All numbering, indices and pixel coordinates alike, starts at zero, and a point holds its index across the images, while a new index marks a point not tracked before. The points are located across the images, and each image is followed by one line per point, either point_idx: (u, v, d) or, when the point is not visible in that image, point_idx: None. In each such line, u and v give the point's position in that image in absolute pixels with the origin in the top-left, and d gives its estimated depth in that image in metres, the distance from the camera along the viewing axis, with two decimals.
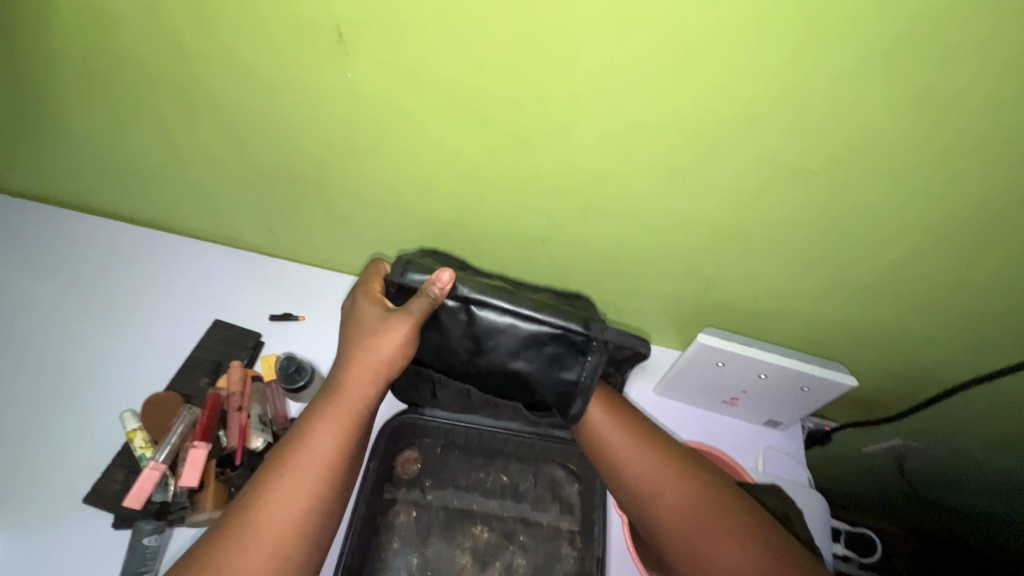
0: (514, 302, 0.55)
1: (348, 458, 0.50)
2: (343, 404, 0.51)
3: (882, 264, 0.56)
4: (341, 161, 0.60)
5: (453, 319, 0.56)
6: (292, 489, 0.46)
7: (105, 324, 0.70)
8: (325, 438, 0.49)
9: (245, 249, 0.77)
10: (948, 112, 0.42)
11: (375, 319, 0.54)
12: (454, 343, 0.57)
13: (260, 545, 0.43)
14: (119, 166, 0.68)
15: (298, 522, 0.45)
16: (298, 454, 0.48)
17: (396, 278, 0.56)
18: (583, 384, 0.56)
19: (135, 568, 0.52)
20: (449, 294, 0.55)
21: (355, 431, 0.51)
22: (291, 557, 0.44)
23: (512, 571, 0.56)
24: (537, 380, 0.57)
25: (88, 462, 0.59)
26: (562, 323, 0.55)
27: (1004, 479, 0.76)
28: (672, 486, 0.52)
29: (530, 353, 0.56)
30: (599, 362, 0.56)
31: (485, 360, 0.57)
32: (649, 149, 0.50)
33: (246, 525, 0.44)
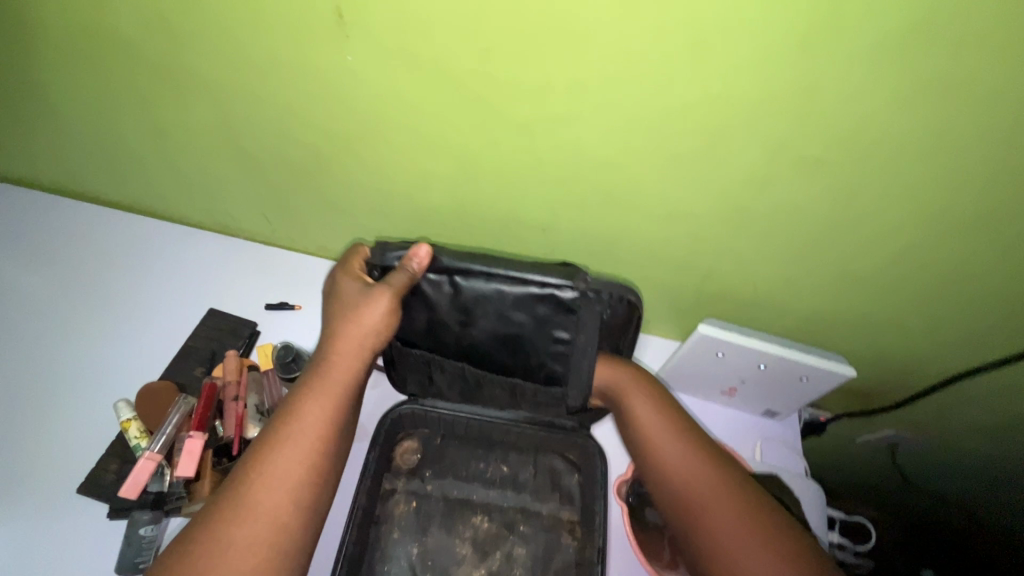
0: (497, 266, 0.55)
1: (339, 428, 0.50)
2: (331, 377, 0.52)
3: (884, 255, 0.56)
4: (339, 147, 0.58)
5: (438, 291, 0.56)
6: (285, 461, 0.46)
7: (97, 313, 0.69)
8: (315, 411, 0.49)
9: (238, 236, 0.76)
10: (958, 102, 0.42)
11: (356, 295, 0.55)
12: (442, 316, 0.58)
13: (255, 518, 0.43)
14: (108, 151, 0.66)
15: (293, 493, 0.45)
16: (289, 427, 0.48)
17: (378, 259, 0.56)
18: (577, 342, 0.56)
19: (132, 560, 0.51)
20: (430, 266, 0.55)
21: (344, 402, 0.51)
22: (288, 526, 0.44)
23: (512, 560, 0.56)
24: (529, 343, 0.58)
25: (81, 452, 0.58)
26: (547, 281, 0.55)
27: (992, 464, 0.78)
28: (709, 489, 0.51)
29: (519, 315, 0.56)
30: (588, 317, 0.55)
31: (476, 328, 0.58)
32: (653, 138, 0.49)
33: (240, 499, 0.44)
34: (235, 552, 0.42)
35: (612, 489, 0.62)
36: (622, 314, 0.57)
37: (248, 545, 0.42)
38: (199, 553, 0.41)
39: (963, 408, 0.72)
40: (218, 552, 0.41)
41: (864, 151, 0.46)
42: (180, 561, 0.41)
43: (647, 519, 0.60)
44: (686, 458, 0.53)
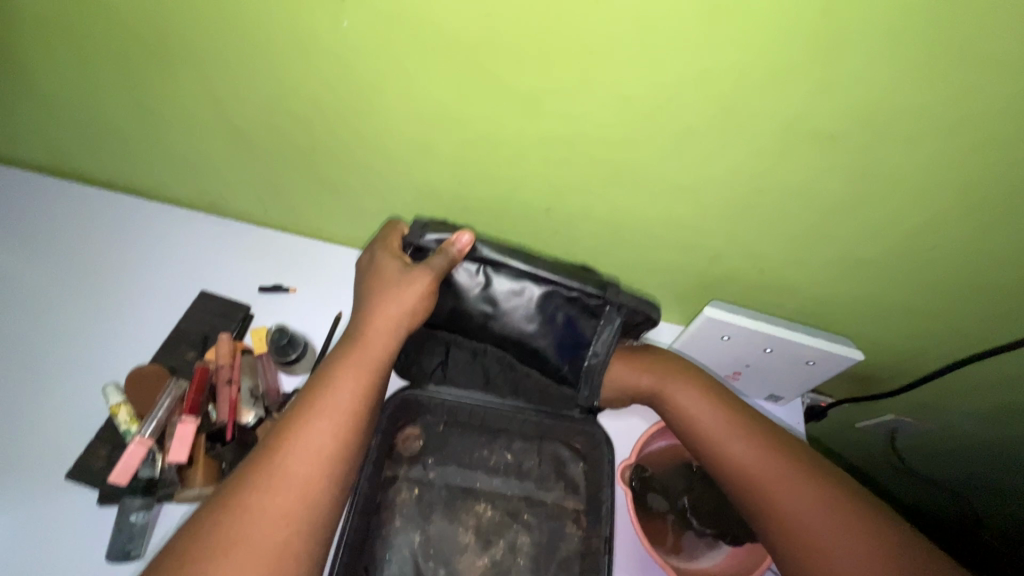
0: (530, 263, 0.56)
1: (371, 402, 0.48)
2: (366, 351, 0.50)
3: (896, 237, 0.54)
4: (336, 121, 0.56)
5: (470, 281, 0.57)
6: (319, 433, 0.44)
7: (85, 297, 0.67)
8: (349, 383, 0.48)
9: (231, 217, 0.74)
10: (985, 73, 0.40)
11: (394, 273, 0.53)
12: (469, 307, 0.58)
13: (286, 489, 0.41)
14: (94, 127, 0.64)
15: (322, 467, 0.43)
16: (322, 398, 0.46)
17: (415, 239, 0.55)
18: (597, 348, 0.57)
19: (123, 548, 0.50)
20: (468, 255, 0.55)
21: (376, 378, 0.49)
22: (320, 498, 0.42)
23: (516, 549, 0.55)
24: (549, 346, 0.58)
25: (69, 437, 0.57)
26: (578, 286, 0.55)
27: (992, 449, 0.78)
28: (773, 473, 0.49)
29: (543, 315, 0.57)
30: (612, 325, 0.57)
31: (501, 323, 0.58)
32: (666, 111, 0.47)
33: (274, 470, 0.42)
34: (263, 524, 0.40)
35: (617, 475, 0.60)
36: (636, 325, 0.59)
37: (280, 517, 0.40)
38: (226, 521, 0.39)
39: (967, 393, 0.72)
40: (246, 522, 0.39)
41: (888, 127, 0.44)
42: (205, 531, 0.39)
43: (650, 505, 0.59)
44: (749, 448, 0.51)
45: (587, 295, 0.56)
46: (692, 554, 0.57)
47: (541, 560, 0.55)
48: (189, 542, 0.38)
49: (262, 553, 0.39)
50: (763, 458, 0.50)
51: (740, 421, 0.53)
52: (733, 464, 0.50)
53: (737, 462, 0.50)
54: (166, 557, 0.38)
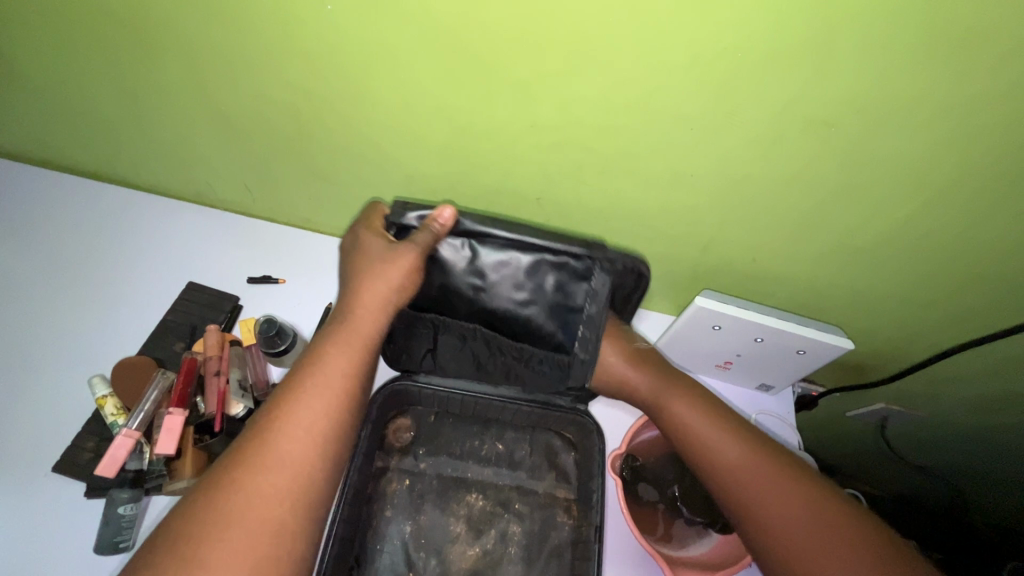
0: (514, 231, 0.54)
1: (361, 379, 0.48)
2: (354, 329, 0.50)
3: (887, 226, 0.54)
4: (323, 109, 0.55)
5: (456, 256, 0.55)
6: (311, 410, 0.44)
7: (70, 289, 0.66)
8: (340, 360, 0.47)
9: (219, 207, 0.73)
10: (976, 60, 0.39)
11: (379, 250, 0.53)
12: (457, 283, 0.56)
13: (282, 465, 0.41)
14: (75, 115, 0.63)
15: (317, 443, 0.43)
16: (312, 375, 0.46)
17: (396, 218, 0.54)
18: (589, 310, 0.55)
19: (112, 540, 0.49)
20: (452, 229, 0.54)
21: (366, 357, 0.49)
22: (313, 473, 0.42)
23: (508, 539, 0.55)
24: (542, 315, 0.56)
25: (56, 430, 0.56)
26: (565, 249, 0.54)
27: (977, 436, 0.80)
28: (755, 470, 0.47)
29: (533, 283, 0.55)
30: (603, 284, 0.55)
31: (490, 296, 0.56)
32: (657, 98, 0.46)
33: (265, 446, 0.41)
34: (259, 500, 0.39)
35: (609, 465, 0.59)
36: (631, 285, 0.57)
37: (273, 492, 0.40)
38: (221, 499, 0.38)
39: (955, 382, 0.72)
40: (242, 498, 0.39)
41: (880, 114, 0.44)
42: (200, 509, 0.38)
43: (640, 494, 0.60)
44: (716, 431, 0.50)
45: (575, 258, 0.54)
46: (683, 542, 0.57)
47: (532, 549, 0.55)
48: (182, 522, 0.37)
49: (258, 526, 0.38)
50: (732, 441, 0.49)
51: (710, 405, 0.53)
52: (701, 448, 0.51)
53: (704, 446, 0.50)
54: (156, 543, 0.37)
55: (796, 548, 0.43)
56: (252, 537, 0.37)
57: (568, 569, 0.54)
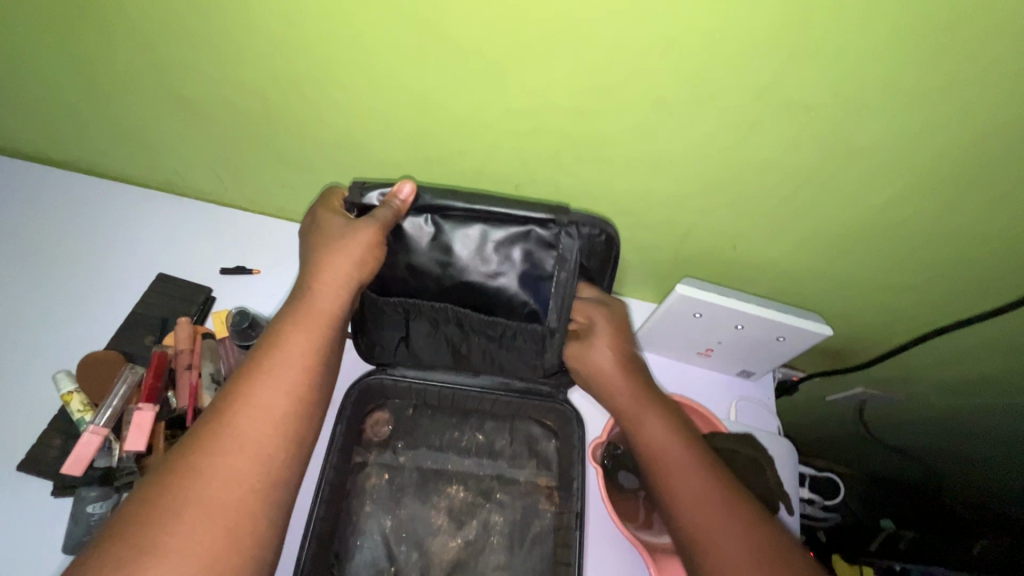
0: (474, 201, 0.51)
1: (325, 357, 0.46)
2: (315, 306, 0.47)
3: (866, 212, 0.54)
4: (291, 93, 0.53)
5: (419, 232, 0.52)
6: (269, 392, 0.42)
7: (34, 281, 0.63)
8: (301, 340, 0.45)
9: (190, 196, 0.71)
10: (954, 43, 0.39)
11: (337, 227, 0.49)
12: (423, 261, 0.54)
13: (242, 450, 0.39)
14: (30, 102, 0.60)
15: (277, 423, 0.41)
16: (271, 354, 0.44)
17: (355, 199, 0.51)
18: (559, 278, 0.54)
19: (79, 537, 0.48)
20: (412, 206, 0.51)
21: (329, 334, 0.47)
22: (274, 457, 0.40)
23: (490, 529, 0.55)
24: (513, 285, 0.54)
25: (21, 427, 0.54)
26: (528, 216, 0.51)
27: (946, 414, 0.83)
28: (679, 464, 0.49)
29: (502, 254, 0.53)
30: (570, 249, 0.52)
31: (459, 271, 0.54)
32: (637, 81, 0.45)
33: (221, 429, 0.39)
34: (220, 483, 0.37)
35: (589, 453, 0.59)
36: (600, 251, 0.54)
37: (231, 477, 0.38)
38: (178, 484, 0.36)
39: (928, 365, 0.74)
40: (203, 483, 0.37)
41: (858, 98, 0.43)
42: (159, 496, 0.36)
43: (621, 482, 0.59)
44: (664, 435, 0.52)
45: (540, 223, 0.52)
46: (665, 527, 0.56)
47: (515, 536, 0.55)
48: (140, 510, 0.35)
49: (216, 512, 0.36)
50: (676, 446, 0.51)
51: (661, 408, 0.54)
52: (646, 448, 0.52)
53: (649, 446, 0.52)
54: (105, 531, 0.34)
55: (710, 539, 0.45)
56: (212, 523, 0.35)
57: (550, 557, 0.54)
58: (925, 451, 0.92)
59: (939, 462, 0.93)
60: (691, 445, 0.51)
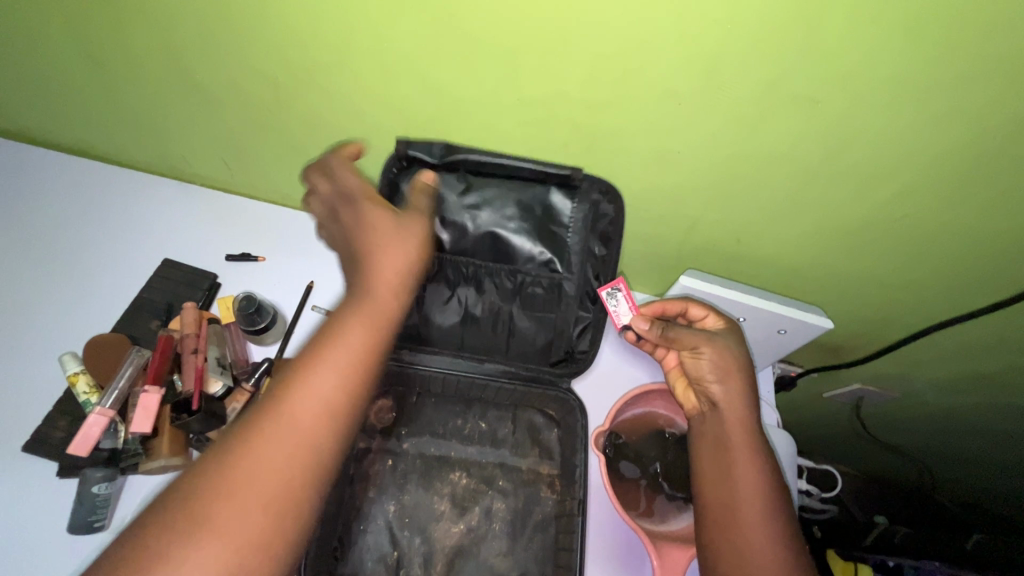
0: (503, 160, 0.55)
1: (385, 348, 0.40)
2: (381, 288, 0.41)
3: (870, 206, 0.54)
4: (301, 80, 0.53)
5: (451, 187, 0.57)
6: (321, 386, 0.36)
7: (40, 265, 0.63)
8: (361, 329, 0.39)
9: (197, 182, 0.71)
10: (965, 37, 0.39)
11: (387, 207, 0.45)
12: (453, 214, 0.58)
13: (276, 460, 0.33)
14: (41, 86, 0.60)
15: (328, 421, 0.35)
16: (328, 343, 0.38)
17: (400, 151, 0.55)
18: (575, 236, 0.58)
19: (85, 518, 0.48)
20: (449, 160, 0.55)
21: (390, 321, 0.41)
22: (322, 462, 0.35)
23: (492, 515, 0.56)
24: (532, 240, 0.58)
25: (28, 408, 0.54)
26: (551, 173, 0.55)
27: (943, 412, 0.84)
28: (749, 472, 0.49)
29: (524, 211, 0.58)
30: (587, 207, 0.57)
31: (485, 225, 0.58)
32: (646, 74, 0.45)
33: (268, 424, 0.34)
34: (260, 487, 0.32)
35: (592, 441, 0.57)
36: (612, 224, 0.58)
37: (273, 480, 0.33)
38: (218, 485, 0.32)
39: (927, 362, 0.74)
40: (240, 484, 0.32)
41: (867, 91, 0.44)
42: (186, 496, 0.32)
43: (621, 471, 0.59)
44: (757, 470, 0.50)
45: (561, 181, 0.56)
46: (664, 516, 0.57)
47: (516, 524, 0.55)
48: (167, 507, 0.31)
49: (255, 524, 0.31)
50: (766, 488, 0.49)
51: (766, 444, 0.52)
52: (733, 477, 0.50)
53: (739, 477, 0.49)
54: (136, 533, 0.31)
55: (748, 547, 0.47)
56: (233, 540, 0.31)
57: (552, 543, 0.55)
58: (921, 449, 0.93)
59: (935, 461, 0.94)
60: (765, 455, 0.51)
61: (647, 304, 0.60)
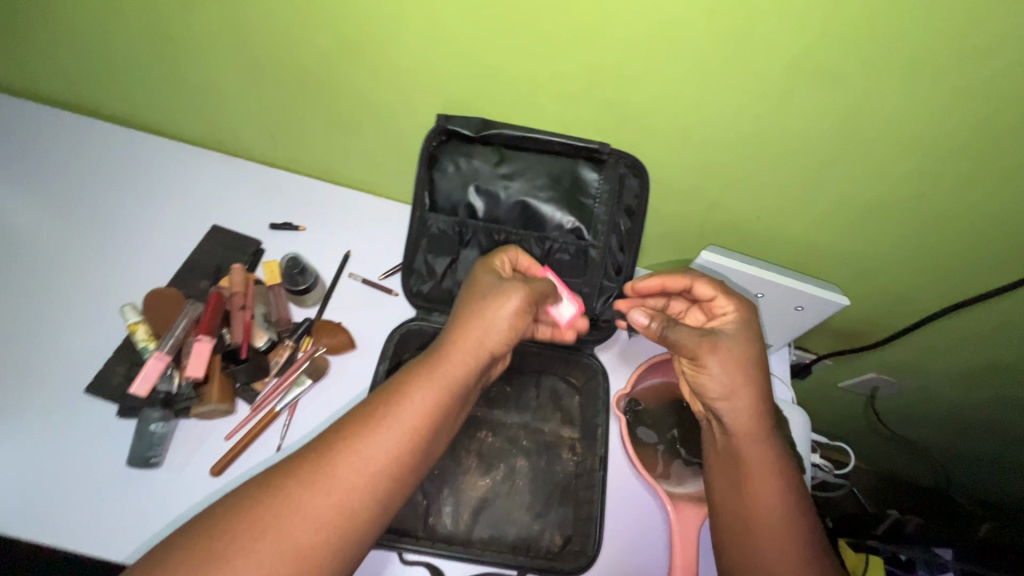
0: (537, 133, 0.59)
1: (434, 420, 0.47)
2: (443, 365, 0.49)
3: (889, 186, 0.56)
4: (347, 55, 0.56)
5: (486, 159, 0.61)
6: (370, 446, 0.45)
7: (99, 226, 0.68)
8: (416, 400, 0.47)
9: (244, 155, 0.75)
10: (983, 15, 0.41)
11: (491, 286, 0.53)
12: (487, 185, 0.62)
13: (332, 493, 0.42)
14: (109, 62, 0.65)
15: (367, 478, 0.44)
16: (388, 408, 0.46)
17: (441, 124, 0.58)
18: (600, 204, 0.62)
19: (143, 453, 0.53)
20: (486, 134, 0.59)
21: (444, 398, 0.48)
22: (353, 515, 0.43)
23: (516, 472, 0.59)
24: (559, 209, 0.62)
25: (91, 353, 0.59)
26: (578, 144, 0.59)
27: (960, 404, 0.84)
28: (762, 487, 0.51)
29: (553, 182, 0.61)
30: (612, 176, 0.60)
31: (516, 195, 0.62)
32: (680, 51, 0.48)
33: (322, 467, 0.43)
34: (300, 521, 0.41)
35: (612, 404, 0.63)
36: (634, 193, 0.61)
37: (313, 516, 0.41)
38: (276, 509, 0.41)
39: (945, 350, 0.75)
40: (287, 516, 0.41)
41: (888, 68, 0.45)
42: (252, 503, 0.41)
43: (640, 436, 0.62)
44: (771, 485, 0.51)
45: (587, 152, 0.60)
46: (681, 479, 0.59)
47: (538, 481, 0.58)
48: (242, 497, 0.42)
49: (288, 552, 0.40)
50: (779, 501, 0.51)
51: (781, 455, 0.52)
52: (747, 494, 0.51)
53: (751, 491, 0.51)
54: (205, 533, 0.40)
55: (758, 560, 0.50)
56: (276, 556, 0.39)
57: (572, 501, 0.58)
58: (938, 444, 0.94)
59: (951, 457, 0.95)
60: (780, 470, 0.52)
61: (647, 279, 0.60)
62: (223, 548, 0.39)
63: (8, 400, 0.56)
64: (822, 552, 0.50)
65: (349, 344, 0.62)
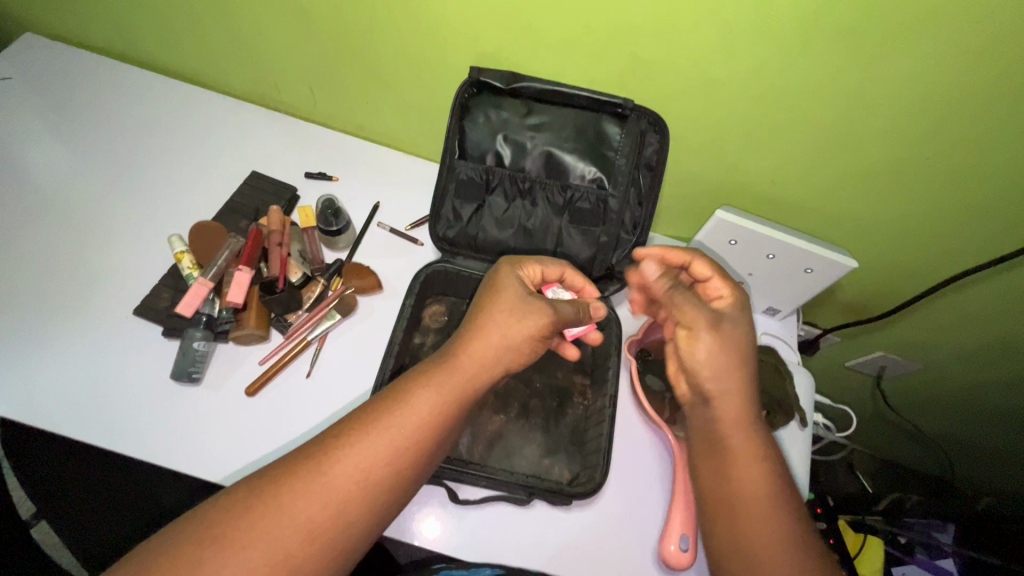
0: (564, 87, 0.61)
1: (442, 423, 0.49)
2: (453, 372, 0.51)
3: (903, 152, 0.57)
4: (382, 9, 0.59)
5: (515, 111, 0.64)
6: (371, 446, 0.46)
7: (145, 168, 0.73)
8: (424, 401, 0.49)
9: (283, 109, 0.79)
10: None
11: (513, 298, 0.55)
12: (515, 136, 0.64)
13: (328, 500, 0.43)
14: (160, 13, 0.68)
15: (365, 481, 0.45)
16: (394, 411, 0.48)
17: (474, 75, 0.61)
18: (621, 156, 0.63)
19: (187, 368, 0.58)
20: (517, 87, 0.62)
21: (454, 403, 0.50)
22: (350, 518, 0.44)
23: (529, 409, 0.62)
24: (580, 160, 0.64)
25: (139, 279, 0.64)
26: (600, 97, 0.61)
27: (967, 386, 0.85)
28: (745, 471, 0.50)
29: (576, 135, 0.64)
30: (634, 128, 0.62)
31: (540, 147, 0.64)
32: (704, 10, 0.50)
33: (319, 467, 0.44)
34: (291, 519, 0.42)
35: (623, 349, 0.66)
36: (654, 147, 0.63)
37: (304, 511, 0.42)
38: (265, 503, 0.42)
39: (953, 328, 0.76)
40: (276, 511, 0.42)
41: (902, 30, 0.47)
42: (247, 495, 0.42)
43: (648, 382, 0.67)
44: (753, 470, 0.50)
45: (609, 105, 0.61)
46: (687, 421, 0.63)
47: (549, 420, 0.62)
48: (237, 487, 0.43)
49: (278, 553, 0.41)
50: (765, 485, 0.50)
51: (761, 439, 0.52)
52: (729, 478, 0.51)
53: (735, 476, 0.51)
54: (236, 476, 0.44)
55: (743, 545, 0.48)
56: (264, 551, 0.40)
57: (580, 438, 0.61)
58: (943, 427, 0.95)
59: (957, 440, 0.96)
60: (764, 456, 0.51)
61: (649, 249, 0.62)
62: (212, 542, 0.40)
63: (67, 314, 0.61)
64: (810, 542, 0.48)
65: (377, 287, 0.66)
